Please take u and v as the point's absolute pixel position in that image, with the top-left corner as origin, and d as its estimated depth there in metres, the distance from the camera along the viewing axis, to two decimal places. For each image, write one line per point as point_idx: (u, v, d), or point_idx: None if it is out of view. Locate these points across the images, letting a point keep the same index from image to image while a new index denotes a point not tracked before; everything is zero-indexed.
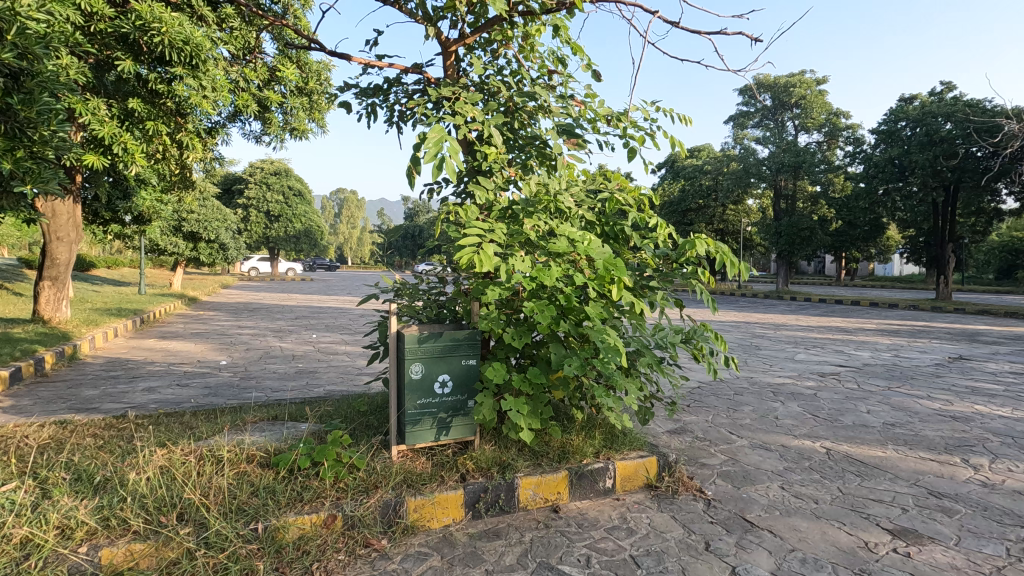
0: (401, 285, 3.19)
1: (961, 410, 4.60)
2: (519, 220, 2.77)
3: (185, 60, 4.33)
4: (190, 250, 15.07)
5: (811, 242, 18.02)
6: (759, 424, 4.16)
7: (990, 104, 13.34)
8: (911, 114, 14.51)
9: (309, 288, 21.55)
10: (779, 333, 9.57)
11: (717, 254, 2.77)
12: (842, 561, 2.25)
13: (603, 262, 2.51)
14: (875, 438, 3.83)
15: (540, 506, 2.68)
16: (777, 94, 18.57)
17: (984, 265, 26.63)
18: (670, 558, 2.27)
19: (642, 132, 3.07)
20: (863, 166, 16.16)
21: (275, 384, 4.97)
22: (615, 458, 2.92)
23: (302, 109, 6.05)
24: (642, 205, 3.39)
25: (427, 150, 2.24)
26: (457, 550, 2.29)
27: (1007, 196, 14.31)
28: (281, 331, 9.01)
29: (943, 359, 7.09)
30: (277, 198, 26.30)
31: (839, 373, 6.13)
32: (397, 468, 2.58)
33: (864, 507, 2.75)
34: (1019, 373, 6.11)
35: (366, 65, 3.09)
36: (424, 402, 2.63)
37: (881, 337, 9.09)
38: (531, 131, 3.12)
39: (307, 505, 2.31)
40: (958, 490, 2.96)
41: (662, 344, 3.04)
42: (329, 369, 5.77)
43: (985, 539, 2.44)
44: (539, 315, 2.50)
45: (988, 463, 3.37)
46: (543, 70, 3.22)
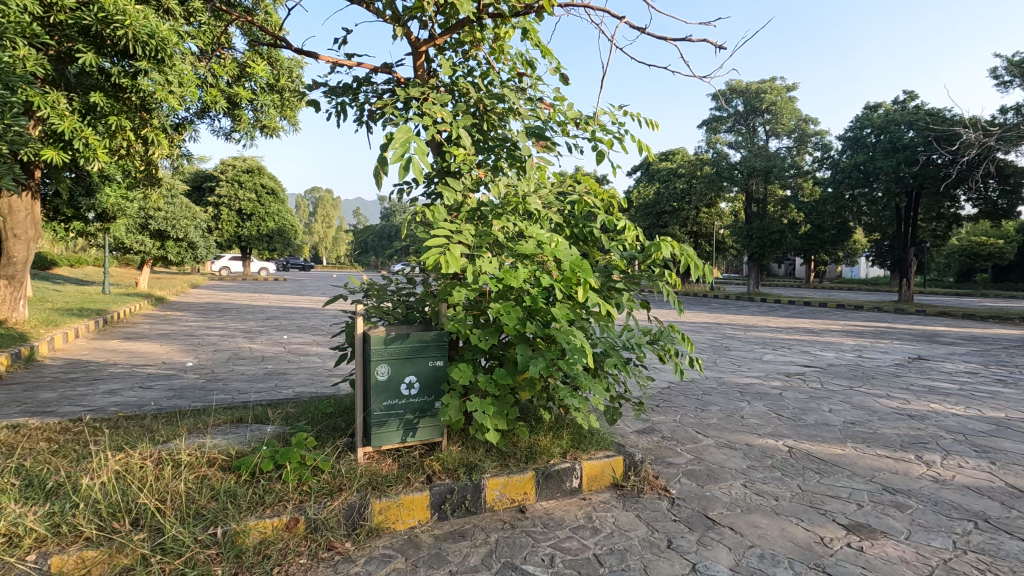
0: (370, 285, 3.18)
1: (918, 408, 4.77)
2: (487, 221, 2.77)
3: (150, 54, 4.22)
4: (157, 248, 14.71)
5: (781, 245, 18.44)
6: (725, 423, 4.25)
7: (950, 113, 13.83)
8: (876, 121, 15.02)
9: (281, 288, 21.19)
10: (749, 334, 9.77)
11: (683, 257, 2.82)
12: (798, 556, 2.31)
13: (569, 264, 2.53)
14: (835, 436, 3.94)
15: (507, 506, 2.69)
16: (749, 100, 18.91)
17: (946, 268, 27.59)
18: (632, 556, 2.30)
19: (610, 136, 3.11)
20: (830, 172, 16.61)
21: (244, 385, 4.89)
22: (582, 458, 2.95)
23: (274, 107, 5.97)
24: (611, 207, 3.43)
25: (394, 150, 2.22)
26: (422, 552, 2.29)
27: (965, 202, 14.85)
28: (252, 331, 8.87)
29: (903, 359, 7.33)
30: (249, 196, 25.85)
31: (804, 373, 6.29)
32: (362, 470, 2.56)
33: (822, 503, 2.83)
34: (973, 373, 6.36)
35: (335, 63, 3.06)
36: (390, 404, 2.62)
37: (846, 338, 9.36)
38: (501, 133, 3.13)
39: (268, 509, 2.28)
40: (911, 486, 3.07)
41: (629, 345, 3.08)
42: (300, 371, 5.69)
43: (934, 532, 2.53)
44: (506, 316, 2.51)
45: (940, 459, 3.50)
46: (513, 72, 3.24)
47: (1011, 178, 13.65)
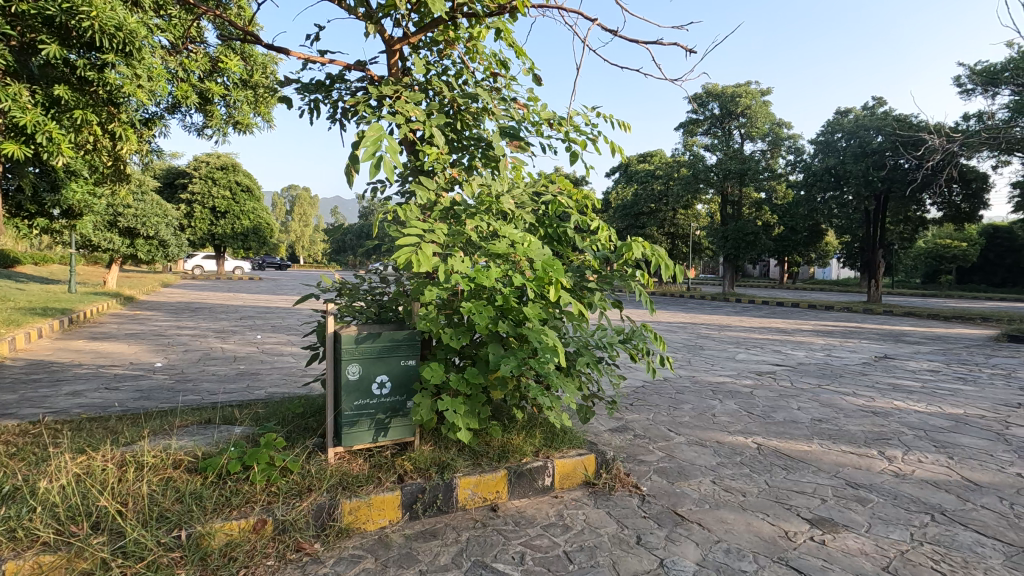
0: (342, 284, 3.16)
1: (882, 405, 4.91)
2: (460, 220, 2.77)
3: (117, 47, 4.13)
4: (126, 246, 14.34)
5: (755, 246, 18.78)
6: (696, 421, 4.31)
7: (917, 119, 14.26)
8: (847, 126, 15.41)
9: (256, 288, 20.84)
10: (723, 334, 9.92)
11: (654, 257, 2.85)
12: (762, 551, 2.36)
13: (541, 264, 2.55)
14: (802, 433, 4.04)
15: (479, 505, 2.69)
16: (725, 103, 19.09)
17: (912, 269, 28.42)
18: (602, 552, 2.32)
19: (583, 137, 3.13)
20: (803, 175, 16.99)
21: (214, 386, 4.80)
22: (554, 456, 2.97)
23: (247, 103, 5.86)
24: (585, 207, 3.47)
25: (365, 148, 2.20)
26: (392, 552, 2.28)
27: (931, 206, 15.28)
28: (224, 331, 8.71)
29: (870, 358, 7.53)
30: (224, 194, 25.37)
31: (775, 371, 6.42)
32: (332, 470, 2.54)
33: (788, 498, 2.89)
34: (935, 371, 6.57)
35: (307, 60, 3.02)
36: (361, 403, 2.60)
37: (816, 338, 9.58)
38: (475, 133, 3.13)
39: (235, 510, 2.24)
40: (873, 481, 3.16)
41: (602, 343, 3.11)
42: (273, 371, 5.61)
43: (893, 525, 2.61)
44: (477, 315, 2.51)
45: (901, 454, 3.62)
46: (488, 71, 3.24)
47: (973, 183, 14.26)
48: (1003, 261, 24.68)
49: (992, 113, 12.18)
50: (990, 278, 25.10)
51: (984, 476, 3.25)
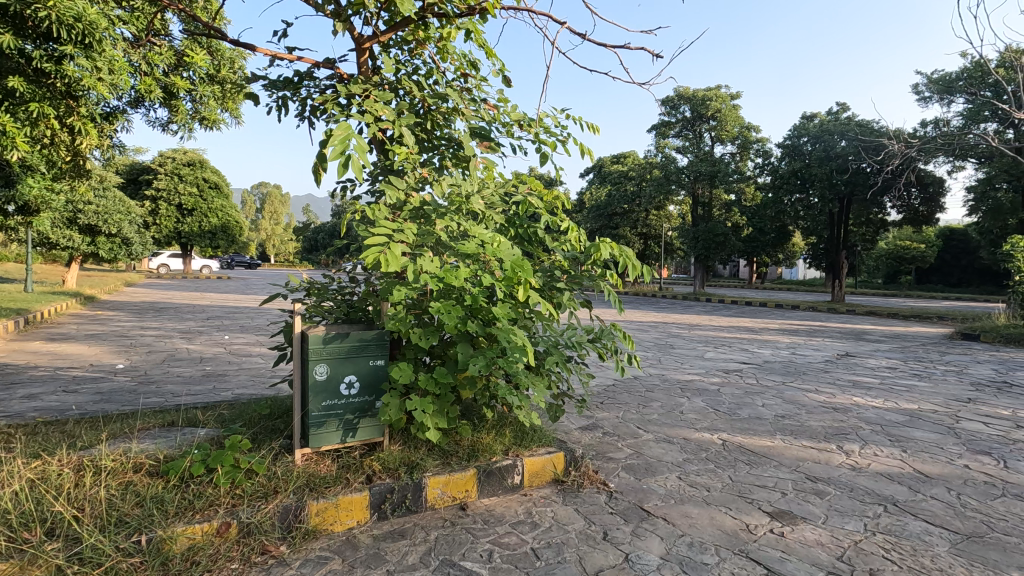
0: (311, 284, 3.13)
1: (842, 402, 5.08)
2: (431, 220, 2.76)
3: (76, 38, 3.99)
4: (87, 244, 13.85)
5: (725, 247, 19.16)
6: (665, 418, 4.39)
7: (878, 124, 14.75)
8: (812, 130, 15.83)
9: (225, 287, 20.39)
10: (693, 333, 10.11)
11: (622, 257, 2.90)
12: (724, 544, 2.42)
13: (511, 264, 2.57)
14: (766, 429, 4.15)
15: (448, 505, 2.70)
16: (695, 106, 19.40)
17: (874, 270, 29.40)
18: (569, 548, 2.36)
19: (553, 138, 3.17)
20: (770, 177, 17.39)
21: (179, 387, 4.69)
22: (523, 455, 3.00)
23: (214, 98, 5.74)
24: (555, 208, 3.50)
25: (333, 147, 2.18)
26: (360, 552, 2.28)
27: (891, 209, 15.83)
28: (190, 331, 8.52)
29: (832, 356, 7.78)
30: (191, 190, 24.68)
31: (742, 369, 6.57)
32: (300, 471, 2.52)
33: (750, 492, 2.98)
34: (893, 368, 6.83)
35: (274, 56, 2.97)
36: (329, 404, 2.58)
37: (782, 336, 9.84)
38: (446, 133, 3.14)
39: (198, 514, 2.21)
40: (831, 474, 3.28)
41: (570, 343, 3.15)
42: (240, 372, 5.50)
43: (848, 516, 2.72)
44: (445, 315, 2.52)
45: (859, 449, 3.75)
46: (458, 72, 3.24)
47: (930, 187, 14.84)
48: (959, 262, 25.70)
49: (947, 121, 12.73)
50: (947, 278, 26.09)
51: (934, 467, 3.41)
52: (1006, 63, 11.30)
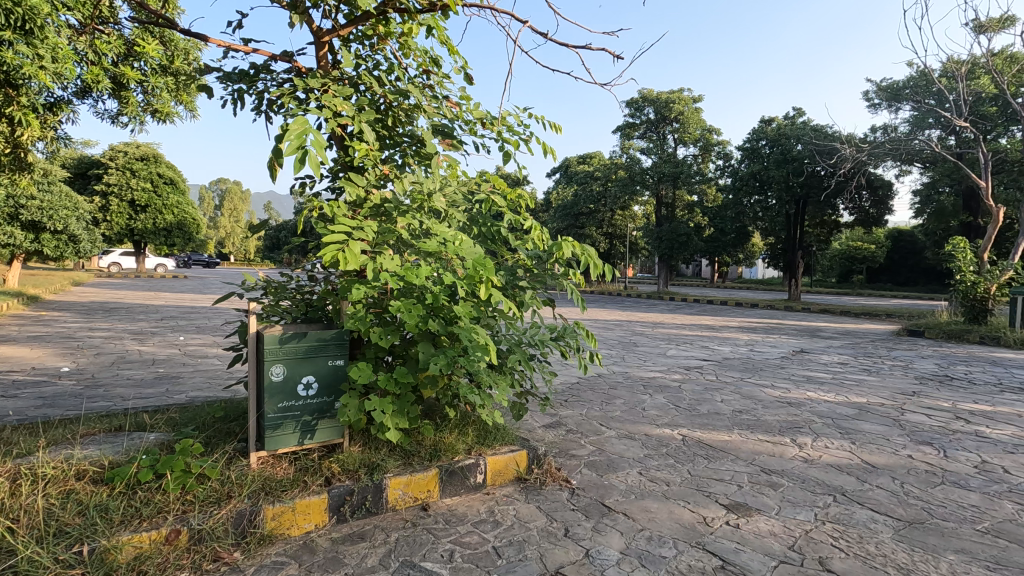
0: (267, 282, 3.03)
1: (797, 396, 5.26)
2: (392, 218, 2.72)
3: (15, 23, 3.78)
4: (30, 241, 13.15)
5: (687, 246, 19.55)
6: (627, 415, 4.46)
7: (832, 129, 15.33)
8: (770, 134, 16.32)
9: (180, 286, 19.65)
10: (656, 331, 10.30)
11: (584, 257, 2.92)
12: (682, 536, 2.47)
13: (473, 262, 2.55)
14: (724, 424, 4.27)
15: (409, 505, 2.67)
16: (659, 109, 19.74)
17: (828, 270, 30.51)
18: (530, 546, 2.36)
19: (516, 137, 3.15)
20: (731, 179, 17.84)
21: (129, 390, 4.50)
22: (486, 454, 2.99)
23: (167, 90, 5.55)
24: (519, 206, 3.50)
25: (289, 142, 2.12)
26: (318, 556, 2.23)
27: (844, 210, 16.46)
28: (141, 332, 8.19)
29: (788, 352, 8.04)
30: (144, 186, 23.67)
31: (702, 366, 6.73)
32: (255, 475, 2.45)
33: (707, 486, 3.05)
34: (844, 364, 7.11)
35: (228, 48, 2.87)
36: (286, 406, 2.52)
37: (741, 334, 10.12)
38: (408, 130, 3.10)
39: (145, 522, 2.12)
40: (785, 466, 3.39)
41: (533, 341, 3.15)
42: (196, 373, 5.32)
43: (800, 507, 2.81)
44: (405, 314, 2.48)
45: (810, 441, 3.89)
46: (420, 69, 3.20)
47: (879, 190, 15.53)
48: (906, 262, 26.92)
49: (895, 127, 13.35)
50: (895, 277, 27.27)
51: (880, 458, 3.56)
52: (949, 73, 11.89)
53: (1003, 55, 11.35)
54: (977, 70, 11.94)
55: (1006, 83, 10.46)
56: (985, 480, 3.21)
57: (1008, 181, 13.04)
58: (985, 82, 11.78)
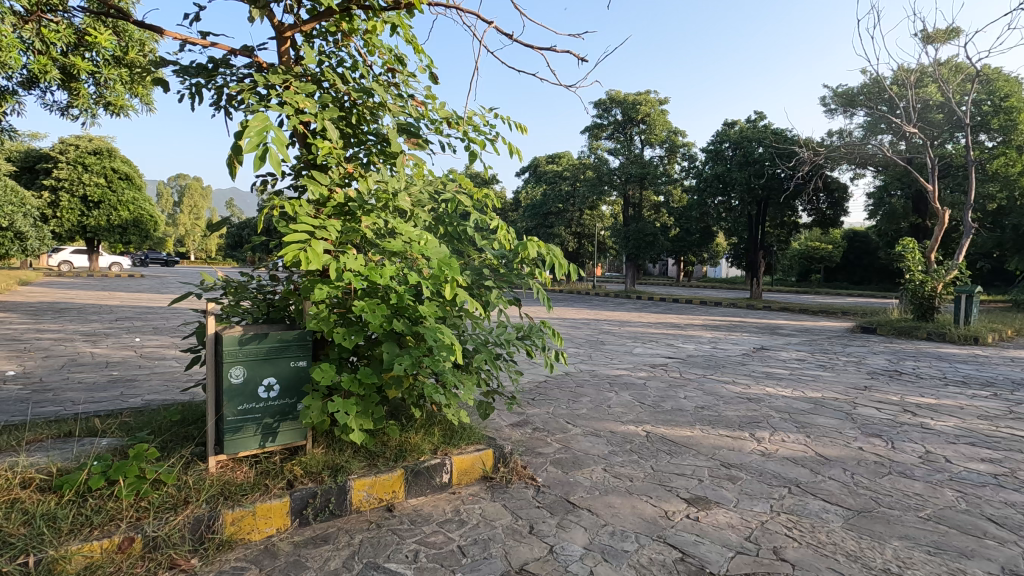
0: (227, 281, 2.96)
1: (756, 392, 5.43)
2: (356, 217, 2.70)
3: None
4: None
5: (654, 246, 19.87)
6: (593, 413, 4.52)
7: (791, 133, 15.84)
8: (732, 136, 16.73)
9: (137, 286, 18.92)
10: (622, 329, 10.45)
11: (549, 256, 2.95)
12: (644, 531, 2.53)
13: (438, 262, 2.55)
14: (686, 420, 4.38)
15: (374, 506, 2.66)
16: (626, 110, 20.01)
17: (788, 269, 31.45)
18: (495, 544, 2.38)
19: (482, 137, 3.15)
20: (696, 180, 18.22)
21: (79, 395, 4.32)
22: (452, 453, 2.99)
23: (121, 83, 5.45)
24: (485, 206, 3.49)
25: (248, 139, 2.08)
26: (279, 561, 2.20)
27: (803, 212, 17.00)
28: (93, 333, 7.88)
29: (749, 349, 8.28)
30: (98, 180, 22.67)
31: (667, 363, 6.87)
32: (213, 480, 2.39)
33: (669, 481, 3.12)
34: (801, 360, 7.37)
35: (184, 41, 2.78)
36: (246, 408, 2.47)
37: (704, 332, 10.36)
38: (373, 128, 3.06)
39: (96, 530, 2.05)
40: (744, 460, 3.49)
41: (499, 341, 3.15)
42: (152, 376, 5.16)
43: (757, 499, 2.91)
44: (369, 315, 2.47)
45: (768, 436, 4.02)
46: (386, 66, 3.17)
47: (836, 192, 16.14)
48: (861, 262, 27.98)
49: (850, 131, 13.90)
50: (851, 276, 28.25)
51: (833, 450, 3.71)
52: (899, 81, 12.43)
53: (948, 64, 11.94)
54: (925, 79, 12.51)
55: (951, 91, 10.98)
56: (928, 469, 3.38)
57: (953, 185, 13.74)
58: (932, 90, 12.34)
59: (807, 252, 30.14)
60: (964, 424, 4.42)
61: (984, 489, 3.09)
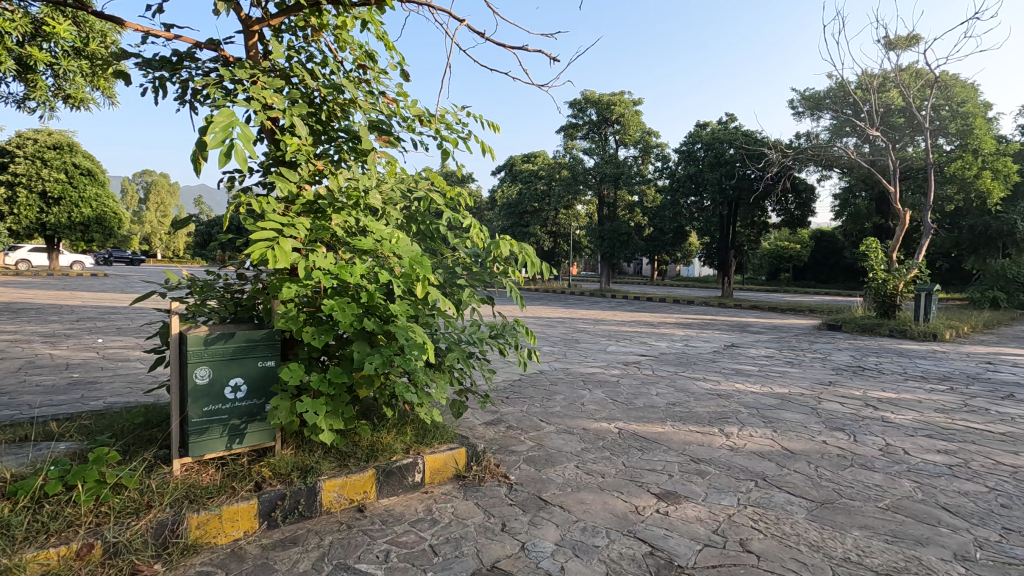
0: (193, 280, 2.88)
1: (726, 388, 5.54)
2: (326, 215, 2.67)
3: None
4: None
5: (628, 245, 20.08)
6: (567, 410, 4.56)
7: (761, 135, 16.20)
8: (704, 138, 16.99)
9: (100, 285, 18.28)
10: (597, 328, 10.54)
11: (521, 255, 2.96)
12: (615, 526, 2.56)
13: (409, 260, 2.53)
14: (659, 416, 4.44)
15: (345, 507, 2.63)
16: (601, 110, 20.17)
17: (758, 268, 32.17)
18: (467, 542, 2.38)
19: (455, 135, 3.14)
20: (669, 180, 18.45)
21: (36, 398, 4.16)
22: (425, 452, 2.98)
23: (81, 75, 5.27)
24: (458, 204, 3.48)
25: (213, 135, 2.03)
26: (246, 564, 2.16)
27: (773, 212, 17.38)
28: (52, 334, 7.61)
29: (720, 346, 8.45)
30: (58, 176, 21.79)
31: (640, 361, 6.96)
32: (178, 483, 2.33)
33: (640, 476, 3.17)
34: (770, 356, 7.56)
35: (147, 32, 2.70)
36: (211, 410, 2.42)
37: (677, 330, 10.52)
38: (344, 125, 3.02)
39: (53, 537, 1.99)
40: (713, 455, 3.56)
41: (472, 340, 3.14)
42: (115, 378, 5.00)
43: (725, 492, 2.97)
44: (339, 314, 2.44)
45: (737, 431, 4.11)
46: (357, 63, 3.13)
47: (803, 193, 16.56)
48: (828, 261, 28.75)
49: (816, 134, 14.27)
50: (818, 275, 29.01)
51: (798, 444, 3.81)
52: (863, 85, 12.80)
53: (910, 70, 12.34)
54: (888, 84, 12.89)
55: (912, 96, 11.34)
56: (888, 461, 3.50)
57: (914, 187, 14.25)
58: (894, 95, 12.75)
59: (776, 251, 30.84)
60: (922, 417, 4.59)
61: (940, 479, 3.21)
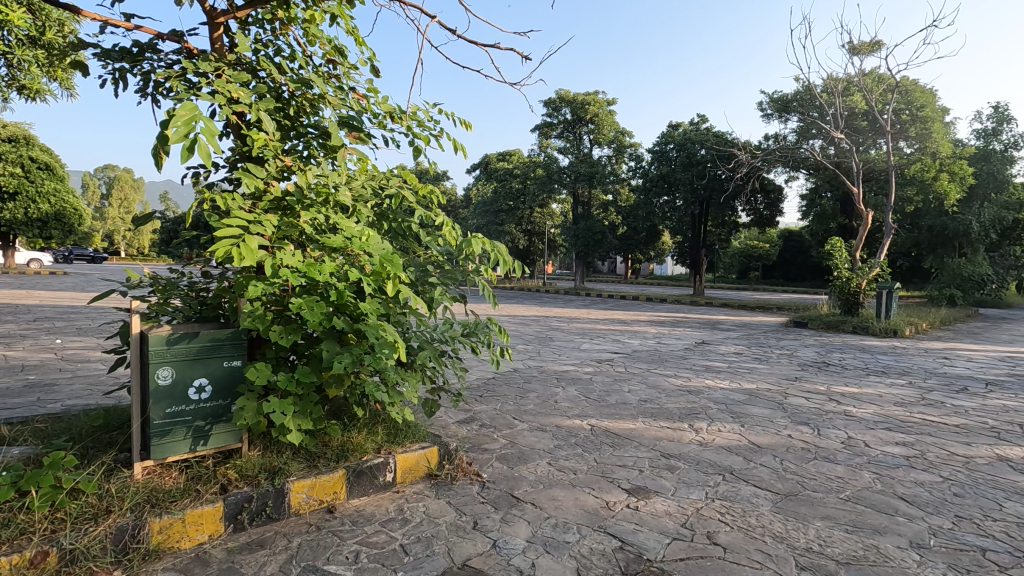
0: (155, 279, 2.79)
1: (696, 385, 5.64)
2: (294, 212, 2.63)
3: None
4: None
5: (602, 244, 20.24)
6: (540, 408, 4.57)
7: (731, 136, 16.55)
8: (676, 138, 17.24)
9: (59, 283, 17.59)
10: (571, 326, 10.61)
11: (494, 253, 2.96)
12: (585, 522, 2.59)
13: (379, 258, 2.51)
14: (630, 413, 4.49)
15: (314, 508, 2.60)
16: (576, 109, 20.29)
17: (728, 267, 32.84)
18: (438, 541, 2.38)
19: (426, 132, 3.12)
20: (642, 179, 18.67)
21: None
22: (396, 451, 2.96)
23: (36, 65, 5.06)
24: (430, 202, 3.46)
25: (176, 129, 1.98)
26: (211, 568, 2.11)
27: (742, 212, 17.76)
28: (6, 335, 7.29)
29: (691, 344, 8.61)
30: (16, 170, 20.96)
31: (613, 358, 7.04)
32: (139, 487, 2.27)
33: (612, 472, 3.20)
34: (739, 353, 7.73)
35: (105, 22, 2.61)
36: (175, 411, 2.36)
37: (649, 327, 10.68)
38: (313, 120, 2.97)
39: (4, 545, 1.91)
40: (682, 450, 3.62)
41: (444, 338, 3.12)
42: (74, 379, 4.83)
43: (693, 487, 3.02)
44: (307, 312, 2.40)
45: (706, 426, 4.19)
46: (326, 58, 3.09)
47: (772, 193, 16.97)
48: (795, 260, 29.53)
49: (784, 136, 14.63)
50: (786, 274, 29.77)
51: (765, 438, 3.90)
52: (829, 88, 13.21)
53: (872, 75, 12.74)
54: (852, 87, 13.30)
55: (875, 100, 11.70)
56: (849, 454, 3.61)
57: (876, 188, 14.77)
58: (857, 99, 13.16)
59: (746, 251, 31.55)
60: (882, 410, 4.75)
61: (898, 470, 3.33)
